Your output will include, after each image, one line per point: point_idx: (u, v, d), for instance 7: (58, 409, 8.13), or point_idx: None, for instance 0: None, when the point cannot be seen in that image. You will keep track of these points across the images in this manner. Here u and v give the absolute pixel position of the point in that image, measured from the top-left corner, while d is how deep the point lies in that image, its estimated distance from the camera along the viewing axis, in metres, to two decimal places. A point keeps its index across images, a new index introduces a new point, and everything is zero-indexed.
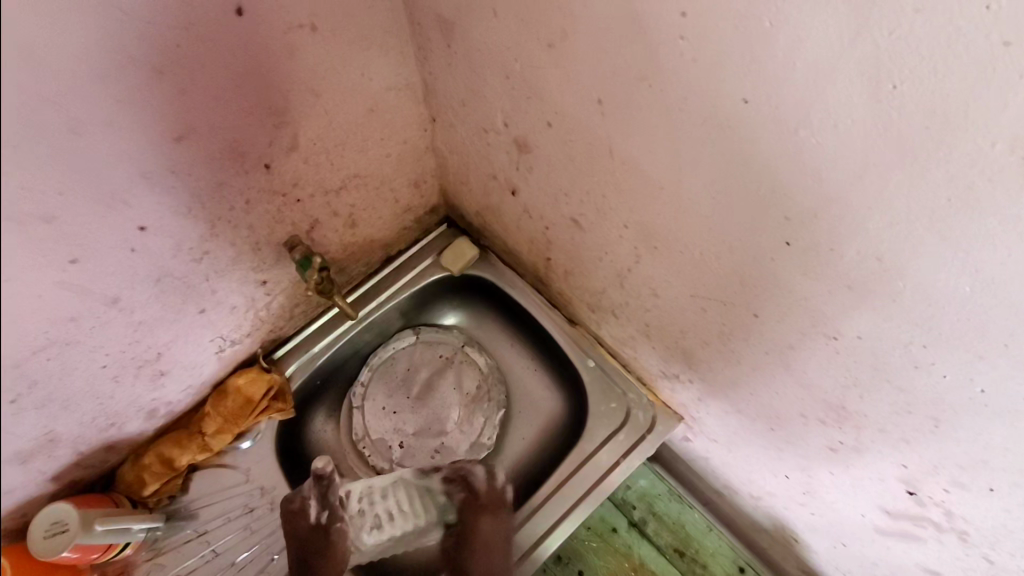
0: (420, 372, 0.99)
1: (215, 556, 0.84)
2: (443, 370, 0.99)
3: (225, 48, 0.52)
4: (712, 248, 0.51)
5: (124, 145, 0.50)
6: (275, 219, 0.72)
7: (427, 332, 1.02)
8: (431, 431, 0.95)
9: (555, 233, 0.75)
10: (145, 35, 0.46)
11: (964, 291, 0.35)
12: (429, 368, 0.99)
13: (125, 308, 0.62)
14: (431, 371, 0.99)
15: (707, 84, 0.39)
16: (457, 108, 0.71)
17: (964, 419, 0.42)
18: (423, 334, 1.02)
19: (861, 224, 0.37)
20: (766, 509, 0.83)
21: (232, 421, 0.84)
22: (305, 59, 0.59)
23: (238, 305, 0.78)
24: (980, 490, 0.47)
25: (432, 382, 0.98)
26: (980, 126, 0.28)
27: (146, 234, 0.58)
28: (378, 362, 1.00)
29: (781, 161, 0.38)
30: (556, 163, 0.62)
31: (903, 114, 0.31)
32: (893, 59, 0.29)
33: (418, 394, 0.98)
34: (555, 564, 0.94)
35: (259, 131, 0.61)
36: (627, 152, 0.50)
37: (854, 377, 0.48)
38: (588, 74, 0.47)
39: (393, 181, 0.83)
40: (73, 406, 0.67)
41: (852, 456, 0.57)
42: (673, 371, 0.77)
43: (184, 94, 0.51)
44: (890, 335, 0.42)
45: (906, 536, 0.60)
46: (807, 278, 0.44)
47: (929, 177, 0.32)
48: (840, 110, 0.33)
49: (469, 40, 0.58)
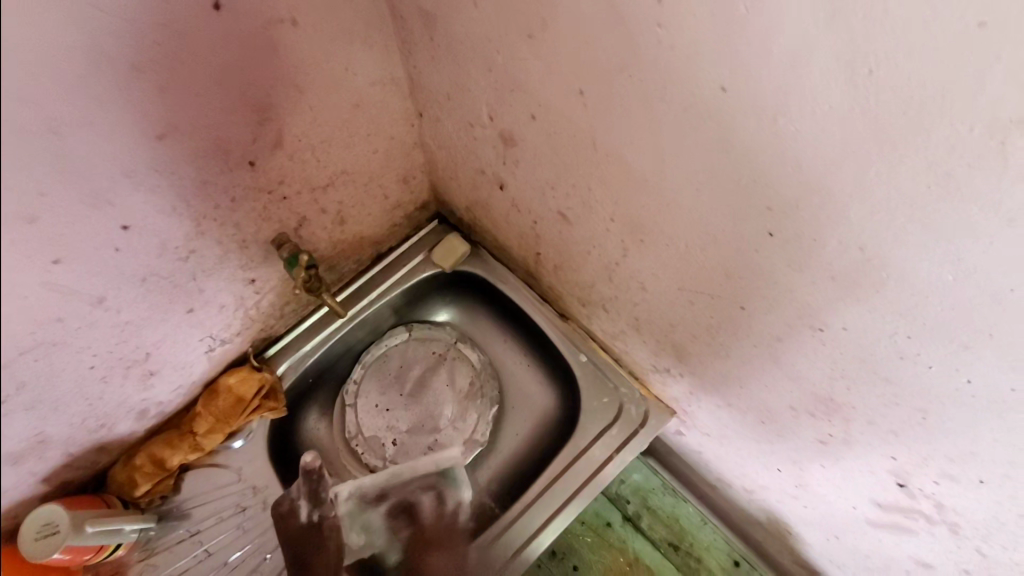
0: (413, 369, 0.99)
1: (207, 555, 0.83)
2: (436, 367, 0.99)
3: (203, 44, 0.51)
4: (697, 241, 0.50)
5: (103, 143, 0.49)
6: (261, 217, 0.71)
7: (420, 329, 1.01)
8: (424, 428, 0.94)
9: (544, 228, 0.75)
10: (121, 31, 0.45)
11: (947, 280, 0.34)
12: (422, 365, 0.99)
13: (110, 308, 0.62)
14: (425, 368, 0.99)
15: (686, 74, 0.38)
16: (443, 103, 0.70)
17: (951, 409, 0.42)
18: (416, 330, 1.01)
19: (843, 214, 0.36)
20: (760, 502, 0.83)
21: (223, 420, 0.84)
22: (286, 55, 0.58)
23: (226, 304, 0.78)
24: (968, 481, 0.46)
25: (425, 379, 0.98)
26: (958, 111, 0.28)
27: (129, 233, 0.58)
28: (371, 359, 0.99)
29: (761, 150, 0.38)
30: (541, 156, 0.61)
31: (880, 100, 0.30)
32: (870, 44, 0.29)
33: (411, 391, 0.97)
34: (549, 560, 0.94)
35: (242, 127, 0.60)
36: (611, 144, 0.50)
37: (842, 369, 0.48)
38: (569, 65, 0.47)
39: (381, 177, 0.83)
40: (61, 407, 0.66)
41: (843, 449, 0.56)
42: (664, 365, 0.77)
43: (163, 91, 0.51)
44: (875, 326, 0.41)
45: (898, 529, 0.60)
46: (791, 270, 0.44)
47: (909, 164, 0.31)
48: (818, 96, 0.32)
49: (452, 33, 0.58)
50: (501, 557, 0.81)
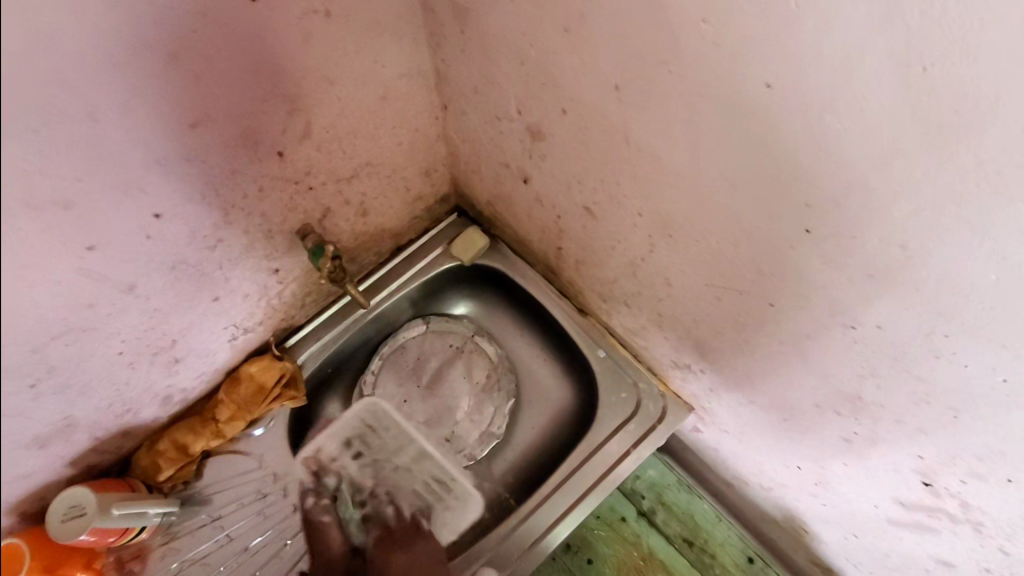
0: (378, 429, 0.85)
1: (228, 541, 0.85)
2: (399, 425, 0.85)
3: (240, 33, 0.51)
4: (729, 238, 0.50)
5: (139, 132, 0.50)
6: (288, 207, 0.72)
7: (375, 405, 0.86)
8: (403, 478, 0.83)
9: (568, 222, 0.75)
10: (162, 19, 0.45)
11: (991, 279, 0.34)
12: (386, 426, 0.85)
13: (140, 294, 0.63)
14: (391, 429, 0.85)
15: (728, 70, 0.38)
16: (470, 96, 0.71)
17: (984, 409, 0.42)
18: (370, 413, 0.85)
19: (886, 212, 0.36)
20: (777, 500, 0.83)
21: (245, 408, 0.85)
22: (318, 45, 0.58)
23: (250, 293, 0.79)
24: (997, 480, 0.46)
25: (389, 438, 0.85)
26: (1014, 107, 0.28)
27: (161, 222, 0.58)
28: (332, 449, 0.85)
29: (804, 146, 0.38)
30: (569, 151, 0.62)
31: (933, 97, 0.30)
32: (924, 40, 0.29)
33: (375, 446, 0.84)
34: (564, 552, 0.95)
35: (273, 118, 0.60)
36: (645, 141, 0.50)
37: (873, 367, 0.48)
38: (606, 59, 0.47)
39: (404, 170, 0.83)
40: (90, 391, 0.67)
41: (868, 447, 0.56)
42: (684, 361, 0.77)
43: (199, 80, 0.51)
44: (912, 325, 0.41)
45: (920, 528, 0.60)
46: (825, 266, 0.44)
47: (958, 162, 0.31)
48: (868, 93, 0.32)
49: (483, 27, 0.58)
50: (518, 547, 0.82)
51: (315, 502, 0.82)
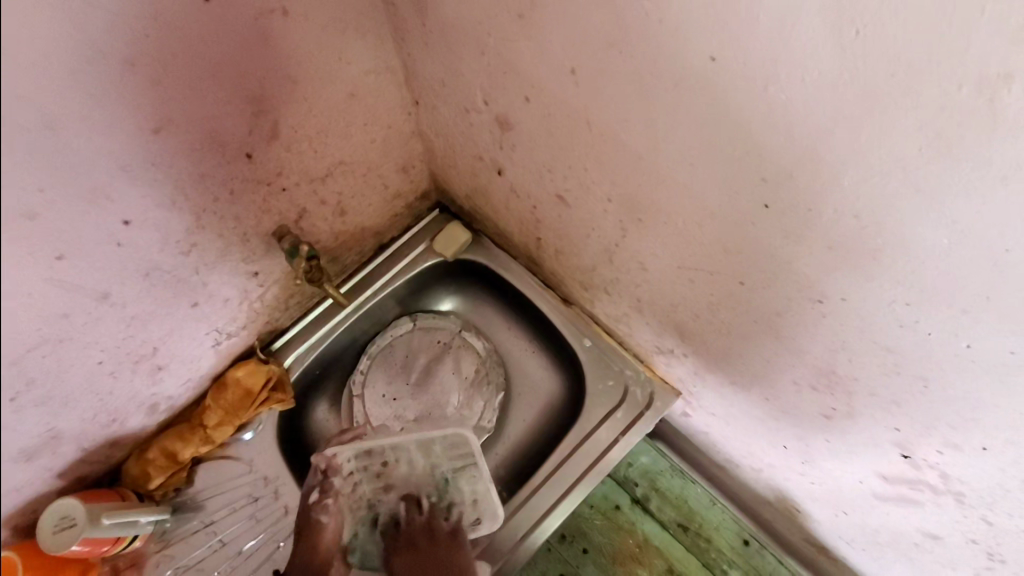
0: (384, 459, 0.81)
1: (222, 545, 0.85)
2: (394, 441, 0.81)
3: (196, 35, 0.51)
4: (695, 217, 0.50)
5: (100, 139, 0.50)
6: (261, 210, 0.72)
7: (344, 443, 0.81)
8: (418, 481, 0.81)
9: (543, 212, 0.75)
10: (113, 25, 0.45)
11: (942, 245, 0.34)
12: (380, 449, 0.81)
13: (116, 303, 0.63)
14: (381, 446, 0.81)
15: (674, 45, 0.38)
16: (438, 89, 0.70)
17: (952, 376, 0.42)
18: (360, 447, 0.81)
19: (838, 181, 0.36)
20: (768, 481, 0.83)
21: (233, 413, 0.85)
22: (279, 44, 0.58)
23: (231, 298, 0.79)
24: (972, 448, 0.46)
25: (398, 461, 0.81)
26: (947, 68, 0.28)
27: (131, 229, 0.58)
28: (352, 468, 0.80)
29: (755, 119, 0.37)
30: (536, 139, 0.61)
31: (870, 61, 0.30)
32: (856, 3, 0.28)
33: (388, 476, 0.81)
34: (559, 543, 0.94)
35: (238, 120, 0.60)
36: (605, 124, 0.50)
37: (843, 341, 0.47)
38: (559, 43, 0.46)
39: (380, 167, 0.83)
40: (73, 402, 0.67)
41: (846, 422, 0.56)
42: (667, 346, 0.77)
43: (158, 84, 0.51)
44: (874, 295, 0.41)
45: (904, 501, 0.60)
46: (787, 241, 0.43)
47: (900, 127, 0.31)
48: (809, 62, 0.32)
49: (443, 18, 0.57)
50: (511, 540, 0.82)
51: (318, 499, 0.77)
